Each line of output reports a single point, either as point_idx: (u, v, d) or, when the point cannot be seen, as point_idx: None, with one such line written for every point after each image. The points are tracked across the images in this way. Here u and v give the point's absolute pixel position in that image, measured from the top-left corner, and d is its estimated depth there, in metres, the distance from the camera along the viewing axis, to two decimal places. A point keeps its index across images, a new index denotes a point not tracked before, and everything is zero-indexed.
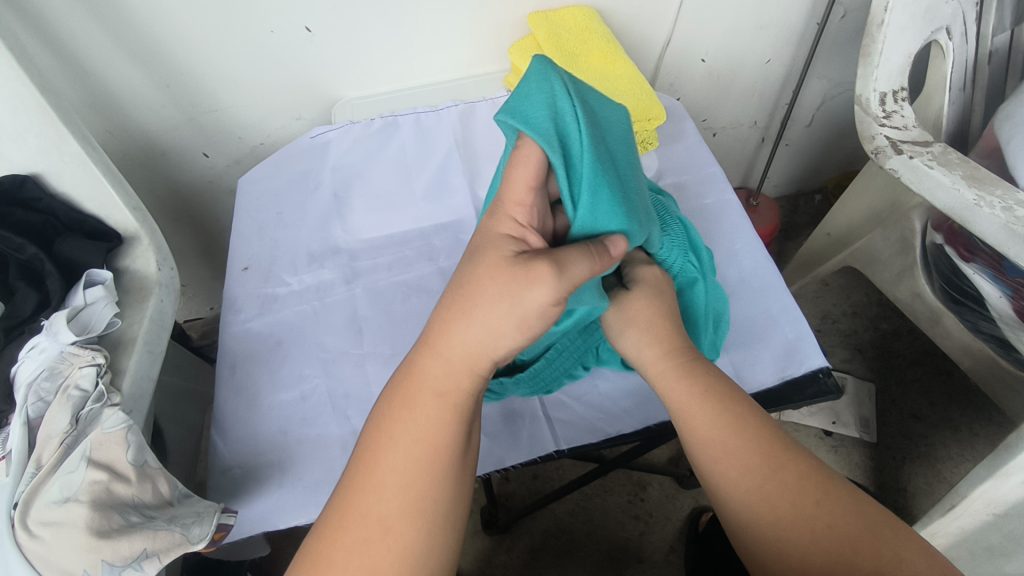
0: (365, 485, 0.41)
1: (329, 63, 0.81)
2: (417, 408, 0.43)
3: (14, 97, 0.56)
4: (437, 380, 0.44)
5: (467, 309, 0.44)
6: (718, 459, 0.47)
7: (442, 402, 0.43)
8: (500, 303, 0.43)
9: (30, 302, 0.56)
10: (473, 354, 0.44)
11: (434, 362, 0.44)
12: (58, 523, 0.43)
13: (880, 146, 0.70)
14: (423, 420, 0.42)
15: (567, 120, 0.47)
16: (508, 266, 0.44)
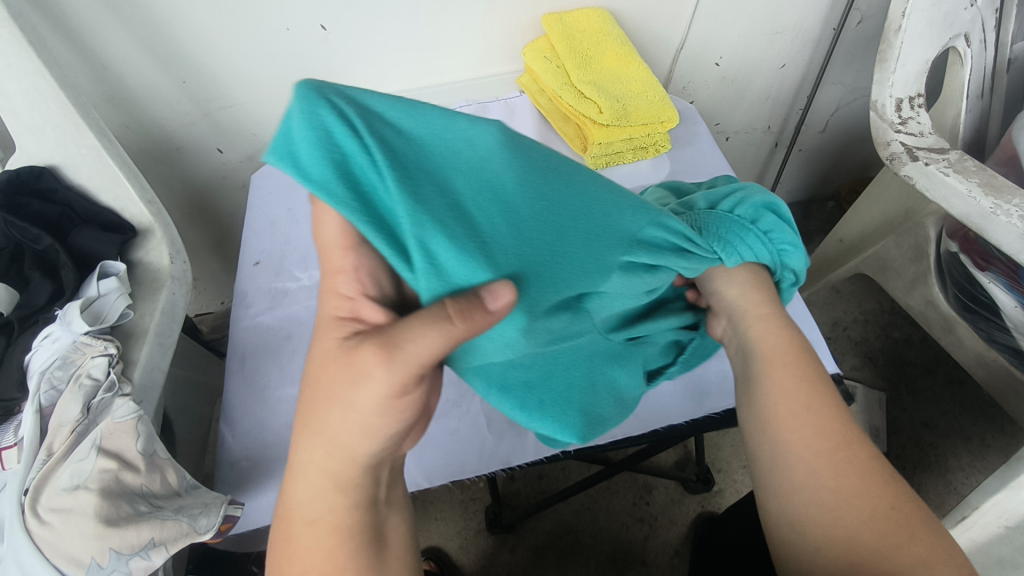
0: None
1: (343, 61, 0.81)
2: (297, 538, 0.40)
3: (33, 90, 0.58)
4: (308, 503, 0.40)
5: (307, 433, 0.41)
6: (798, 413, 0.45)
7: (317, 529, 0.40)
8: (335, 419, 0.39)
9: (44, 292, 0.56)
10: (325, 471, 0.40)
11: (300, 489, 0.41)
12: (67, 509, 0.43)
13: (895, 152, 0.70)
14: (300, 549, 0.40)
15: (357, 161, 0.34)
16: (337, 361, 0.39)
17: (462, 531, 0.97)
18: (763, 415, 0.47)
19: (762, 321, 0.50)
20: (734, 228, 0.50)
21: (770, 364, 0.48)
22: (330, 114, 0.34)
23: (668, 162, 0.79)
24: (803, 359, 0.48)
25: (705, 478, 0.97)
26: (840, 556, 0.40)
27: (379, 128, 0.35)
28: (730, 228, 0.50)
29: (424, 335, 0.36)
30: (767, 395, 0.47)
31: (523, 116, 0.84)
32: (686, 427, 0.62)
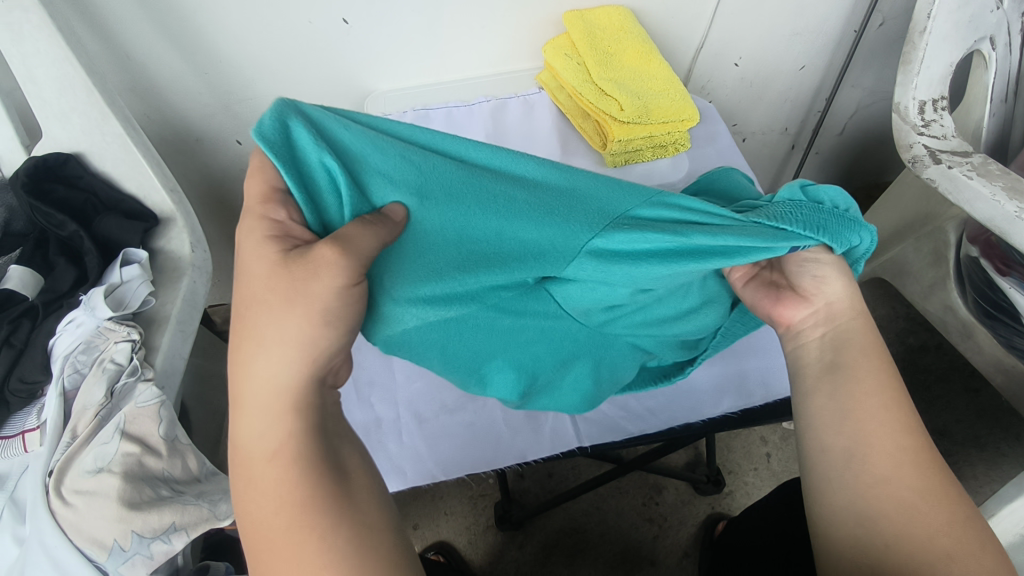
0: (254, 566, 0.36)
1: (363, 55, 0.81)
2: (256, 476, 0.37)
3: (61, 78, 0.59)
4: (261, 437, 0.37)
5: (244, 367, 0.38)
6: (887, 407, 0.43)
7: (278, 460, 0.36)
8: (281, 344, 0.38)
9: (68, 278, 0.57)
10: (273, 397, 0.38)
11: (252, 424, 0.38)
12: (91, 492, 0.44)
13: (918, 154, 0.69)
14: (256, 486, 0.36)
15: (319, 163, 0.42)
16: (275, 271, 0.38)
17: (470, 526, 0.98)
18: (847, 404, 0.44)
19: (853, 316, 0.49)
20: (814, 215, 0.45)
21: (858, 355, 0.46)
22: (295, 122, 0.42)
23: (687, 161, 0.79)
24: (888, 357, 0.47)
25: (715, 479, 0.97)
26: (918, 550, 0.38)
27: (338, 141, 0.43)
28: (828, 217, 0.45)
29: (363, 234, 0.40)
30: (855, 385, 0.45)
31: (542, 112, 0.84)
32: (703, 425, 0.61)
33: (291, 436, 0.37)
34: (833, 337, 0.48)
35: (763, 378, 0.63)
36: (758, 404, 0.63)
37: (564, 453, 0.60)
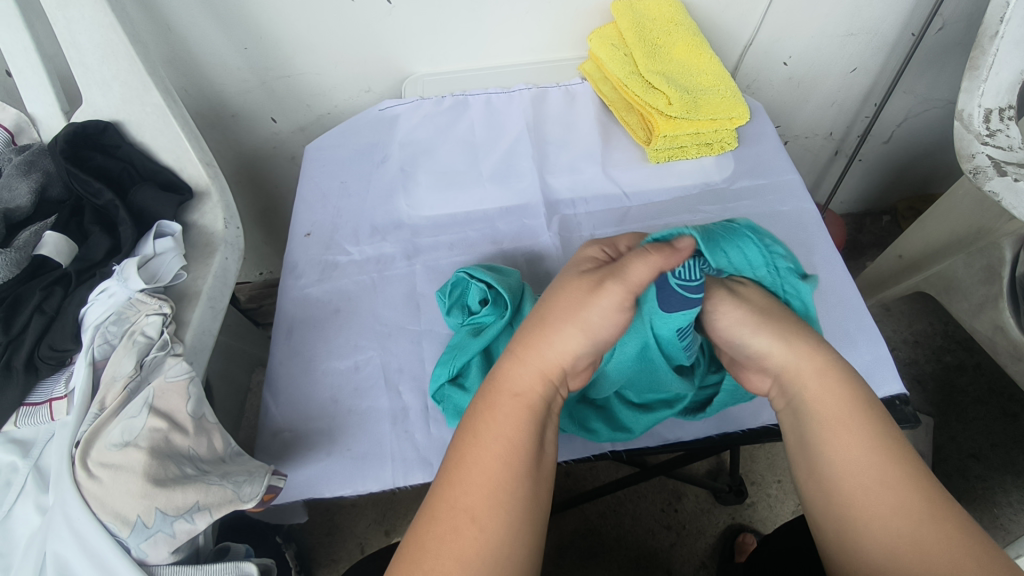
0: (446, 480, 0.40)
1: (404, 37, 0.80)
2: (494, 405, 0.43)
3: (104, 45, 0.58)
4: (518, 380, 0.44)
5: (539, 320, 0.47)
6: (871, 488, 0.40)
7: (519, 402, 0.43)
8: (568, 326, 0.46)
9: (102, 248, 0.56)
10: (545, 358, 0.45)
11: (513, 363, 0.45)
12: (116, 465, 0.43)
13: (980, 165, 0.66)
14: (491, 411, 0.42)
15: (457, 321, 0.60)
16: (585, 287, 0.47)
17: None
18: (823, 480, 0.42)
19: (817, 379, 0.46)
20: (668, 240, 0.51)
21: (828, 432, 0.43)
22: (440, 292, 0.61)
23: (732, 160, 0.77)
24: (867, 419, 0.43)
25: (737, 489, 0.94)
26: None
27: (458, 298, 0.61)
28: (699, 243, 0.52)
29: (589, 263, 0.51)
30: (832, 469, 0.42)
31: (584, 103, 0.82)
32: (742, 435, 0.60)
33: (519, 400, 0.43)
34: (800, 413, 0.46)
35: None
36: None
37: (596, 456, 0.59)
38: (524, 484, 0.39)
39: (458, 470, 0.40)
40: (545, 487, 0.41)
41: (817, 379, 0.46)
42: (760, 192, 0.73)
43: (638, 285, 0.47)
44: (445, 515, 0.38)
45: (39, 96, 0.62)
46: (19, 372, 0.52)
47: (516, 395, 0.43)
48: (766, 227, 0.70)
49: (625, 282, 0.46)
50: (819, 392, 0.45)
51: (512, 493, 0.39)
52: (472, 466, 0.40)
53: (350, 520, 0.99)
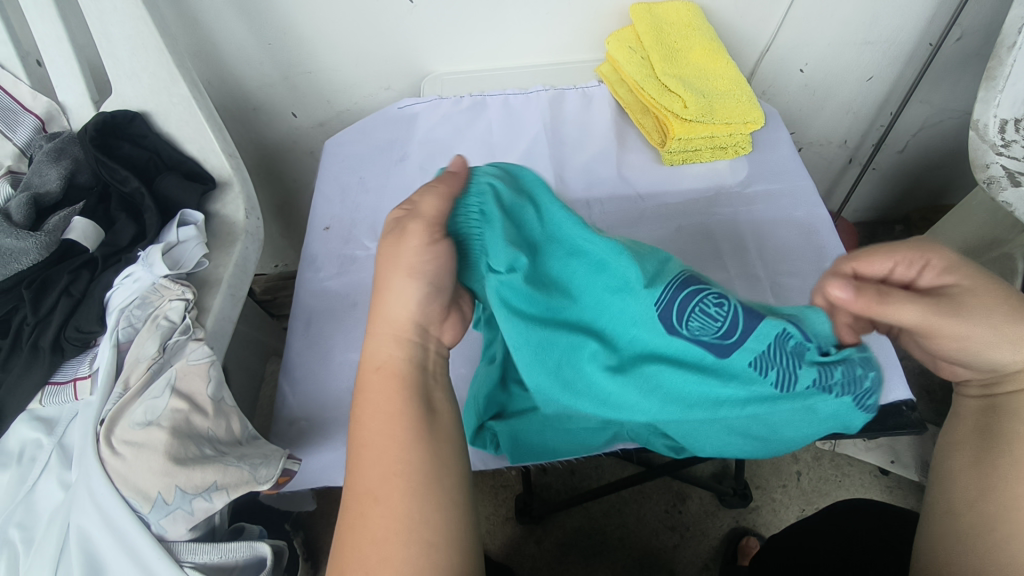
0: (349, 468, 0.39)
1: (424, 35, 0.81)
2: (365, 387, 0.41)
3: (136, 37, 0.60)
4: (376, 355, 0.42)
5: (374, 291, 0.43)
6: None
7: (381, 375, 0.41)
8: (393, 283, 0.42)
9: (128, 234, 0.58)
10: (391, 325, 0.42)
11: (371, 343, 0.43)
12: (139, 443, 0.44)
13: (993, 176, 0.70)
14: (366, 394, 0.41)
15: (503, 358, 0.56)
16: (386, 242, 0.44)
17: (490, 517, 0.98)
18: None
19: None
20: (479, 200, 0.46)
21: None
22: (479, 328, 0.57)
23: (746, 165, 0.77)
24: None
25: (742, 493, 0.94)
26: None
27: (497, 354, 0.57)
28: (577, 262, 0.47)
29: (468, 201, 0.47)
30: None
31: (600, 105, 0.82)
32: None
33: (389, 375, 0.41)
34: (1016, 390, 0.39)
35: None
36: None
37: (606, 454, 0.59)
38: (413, 448, 0.38)
39: (352, 460, 0.39)
40: (439, 443, 0.39)
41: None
42: (774, 198, 0.73)
43: (437, 218, 0.44)
44: (357, 500, 0.38)
45: (70, 85, 0.64)
46: (46, 352, 0.53)
47: (385, 369, 0.41)
48: (779, 233, 0.70)
49: (419, 219, 0.43)
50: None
51: (413, 460, 0.38)
52: (364, 449, 0.39)
53: None
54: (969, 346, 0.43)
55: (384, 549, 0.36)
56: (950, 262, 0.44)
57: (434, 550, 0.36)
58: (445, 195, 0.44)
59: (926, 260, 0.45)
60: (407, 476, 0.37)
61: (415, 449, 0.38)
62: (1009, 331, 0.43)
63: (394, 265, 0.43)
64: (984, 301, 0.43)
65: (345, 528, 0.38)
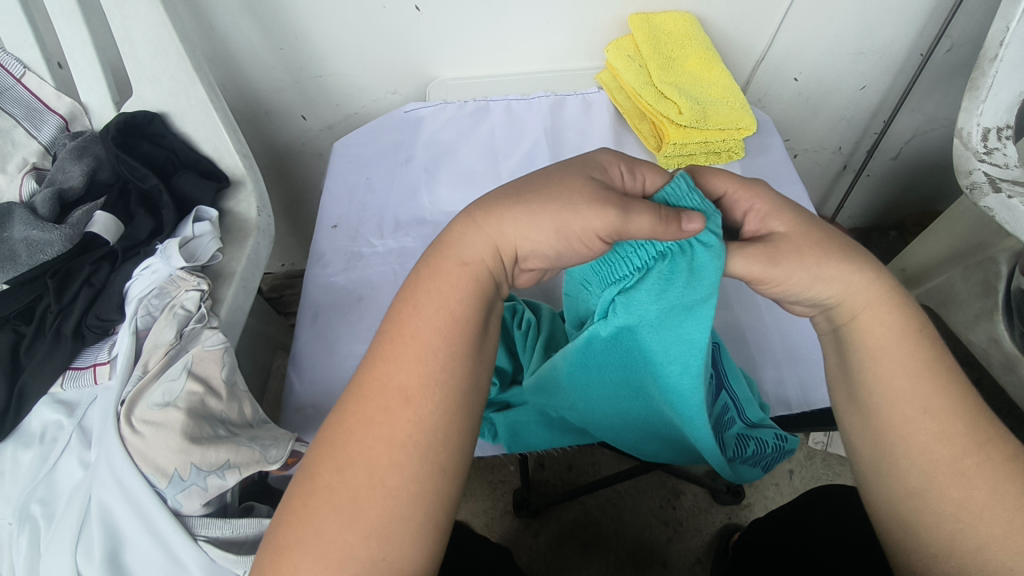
0: (388, 355, 0.39)
1: (431, 42, 0.84)
2: (442, 276, 0.41)
3: (156, 41, 0.63)
4: (470, 249, 0.42)
5: (526, 202, 0.41)
6: (912, 418, 0.39)
7: (464, 272, 0.41)
8: (542, 218, 0.41)
9: (146, 228, 0.61)
10: (507, 241, 0.42)
11: (472, 232, 0.42)
12: (158, 423, 0.47)
13: (977, 181, 0.69)
14: (440, 283, 0.41)
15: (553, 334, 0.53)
16: (580, 185, 0.41)
17: (488, 509, 1.01)
18: (873, 410, 0.41)
19: (870, 309, 0.42)
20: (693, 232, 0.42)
21: (875, 362, 0.41)
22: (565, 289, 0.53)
23: (739, 169, 0.80)
24: (921, 348, 0.41)
25: (735, 489, 0.97)
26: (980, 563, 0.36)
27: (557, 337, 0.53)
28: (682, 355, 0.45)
29: (653, 179, 0.45)
30: (878, 392, 0.41)
31: (599, 111, 0.85)
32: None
33: (461, 282, 0.41)
34: (842, 338, 0.44)
35: (802, 390, 0.62)
36: (794, 414, 0.61)
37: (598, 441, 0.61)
38: (463, 365, 0.39)
39: (389, 351, 0.39)
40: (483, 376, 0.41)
41: (868, 308, 0.42)
42: None
43: (621, 233, 0.40)
44: (375, 396, 0.38)
45: (93, 87, 0.67)
46: (69, 339, 0.56)
47: (465, 270, 0.42)
48: None
49: (640, 206, 0.40)
50: (873, 315, 0.42)
51: (448, 378, 0.38)
52: (405, 345, 0.39)
53: None
54: (788, 291, 0.43)
55: (389, 455, 0.36)
56: (773, 208, 0.45)
57: (441, 474, 0.37)
58: (655, 229, 0.40)
59: (755, 203, 0.46)
60: (436, 390, 0.38)
61: (454, 367, 0.39)
62: (827, 275, 0.42)
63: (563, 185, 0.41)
64: (806, 237, 0.43)
65: (351, 417, 0.38)
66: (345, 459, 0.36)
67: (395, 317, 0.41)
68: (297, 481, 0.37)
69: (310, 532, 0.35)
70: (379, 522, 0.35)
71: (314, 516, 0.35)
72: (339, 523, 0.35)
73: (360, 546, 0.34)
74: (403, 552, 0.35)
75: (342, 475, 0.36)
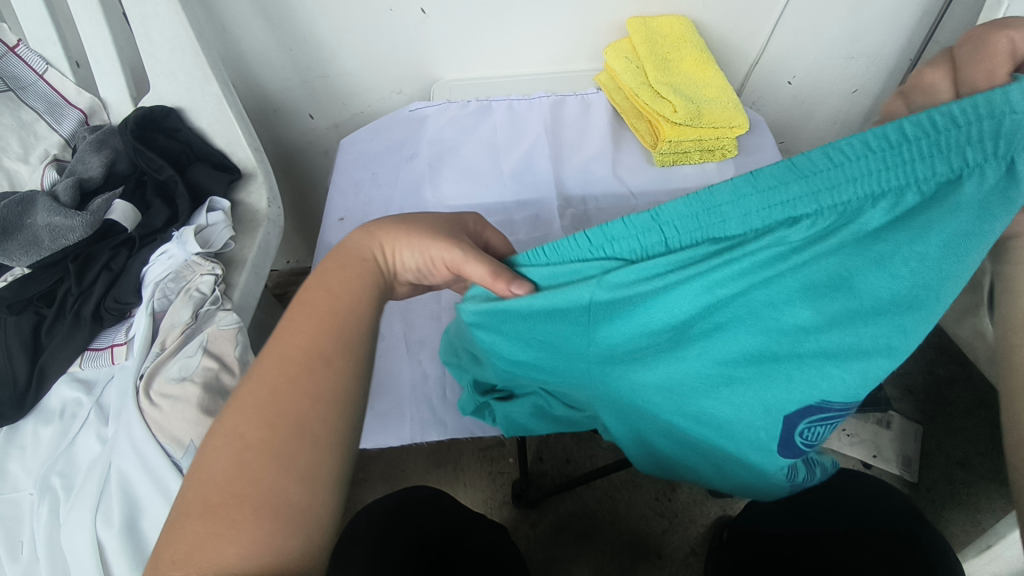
0: (291, 327, 0.42)
1: (435, 43, 0.87)
2: (344, 268, 0.46)
3: (173, 40, 0.65)
4: (366, 248, 0.48)
5: (409, 228, 0.49)
6: None
7: (364, 264, 0.47)
8: (416, 242, 0.48)
9: (161, 217, 0.64)
10: (388, 250, 0.48)
11: (363, 237, 0.49)
12: (175, 397, 0.50)
13: None
14: (342, 272, 0.46)
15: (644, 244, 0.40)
16: (448, 231, 0.49)
17: (488, 499, 1.03)
18: None
19: None
20: (926, 169, 0.36)
21: None
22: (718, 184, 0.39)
23: (733, 167, 0.83)
24: None
25: None
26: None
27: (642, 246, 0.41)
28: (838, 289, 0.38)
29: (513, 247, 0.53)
30: None
31: (598, 110, 0.88)
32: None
33: (361, 273, 0.46)
34: None
35: None
36: None
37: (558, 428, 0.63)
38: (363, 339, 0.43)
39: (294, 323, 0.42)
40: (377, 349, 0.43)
41: None
42: None
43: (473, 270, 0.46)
44: (296, 357, 0.40)
45: (112, 83, 0.70)
46: (88, 321, 0.59)
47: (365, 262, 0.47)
48: None
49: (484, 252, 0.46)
50: None
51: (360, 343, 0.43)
52: (317, 316, 0.42)
53: (359, 492, 1.04)
54: None
55: (316, 407, 0.38)
56: None
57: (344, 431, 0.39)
58: (489, 279, 0.45)
59: None
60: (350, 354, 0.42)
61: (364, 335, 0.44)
62: None
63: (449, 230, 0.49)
64: None
65: (271, 379, 0.39)
66: (272, 414, 0.37)
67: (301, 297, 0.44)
68: (214, 446, 0.37)
69: (243, 484, 0.35)
70: (313, 470, 0.37)
71: (241, 469, 0.35)
72: (273, 473, 0.35)
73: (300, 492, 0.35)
74: (326, 499, 0.37)
75: (272, 431, 0.37)
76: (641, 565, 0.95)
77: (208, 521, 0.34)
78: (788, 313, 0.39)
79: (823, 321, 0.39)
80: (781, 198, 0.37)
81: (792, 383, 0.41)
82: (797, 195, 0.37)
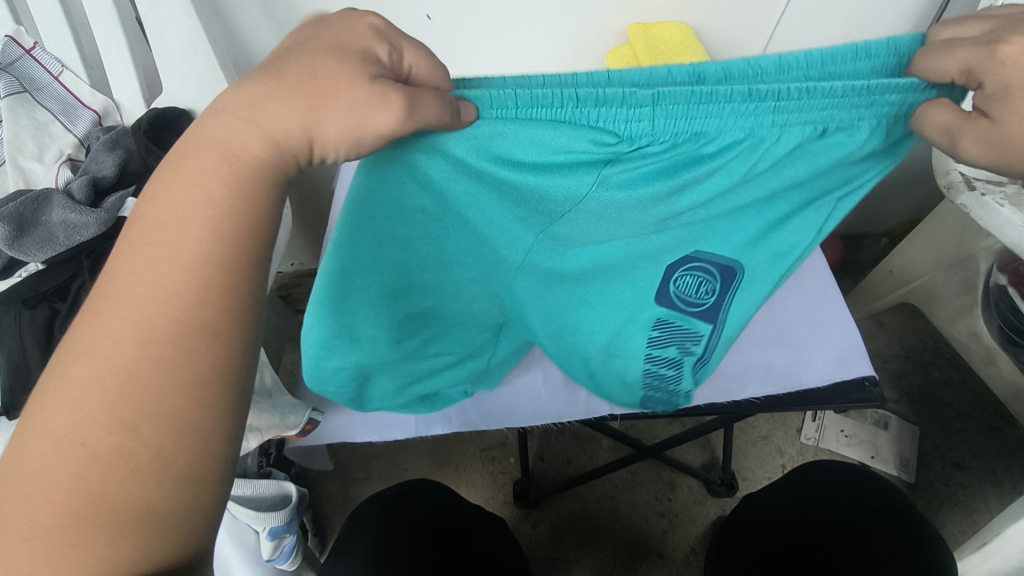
0: (153, 270, 0.28)
1: (440, 48, 0.89)
2: (191, 178, 0.30)
3: (187, 44, 0.68)
4: (211, 136, 0.31)
5: (276, 86, 0.31)
6: None
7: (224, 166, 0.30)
8: (294, 107, 0.31)
9: None
10: (254, 126, 0.31)
11: (206, 121, 0.31)
12: None
13: (953, 180, 0.66)
14: (196, 186, 0.30)
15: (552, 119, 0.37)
16: (338, 67, 0.32)
17: (489, 499, 1.04)
18: None
19: None
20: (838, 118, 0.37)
21: None
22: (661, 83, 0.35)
23: None
24: None
25: (729, 483, 0.99)
26: None
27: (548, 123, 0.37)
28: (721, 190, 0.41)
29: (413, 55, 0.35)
30: None
31: None
32: (729, 406, 0.63)
33: (222, 202, 0.30)
34: None
35: (787, 366, 0.64)
36: (781, 393, 0.62)
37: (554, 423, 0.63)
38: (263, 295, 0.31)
39: (127, 280, 0.28)
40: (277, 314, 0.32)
41: None
42: None
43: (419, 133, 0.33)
44: (157, 334, 0.27)
45: (126, 85, 0.71)
46: None
47: (215, 178, 0.30)
48: None
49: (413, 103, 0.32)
50: None
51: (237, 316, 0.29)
52: (179, 272, 0.28)
53: (362, 491, 1.05)
54: None
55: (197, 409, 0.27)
56: None
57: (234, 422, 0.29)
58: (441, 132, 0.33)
59: None
60: (237, 329, 0.29)
61: (238, 300, 0.29)
62: None
63: (282, 119, 0.31)
64: None
65: (121, 361, 0.26)
66: (139, 413, 0.26)
67: (152, 231, 0.29)
68: (43, 448, 0.25)
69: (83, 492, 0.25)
70: (193, 482, 0.27)
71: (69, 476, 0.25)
72: (138, 487, 0.25)
73: (196, 511, 0.26)
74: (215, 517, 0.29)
75: (139, 435, 0.26)
76: (641, 565, 0.96)
77: (28, 548, 0.24)
78: (670, 198, 0.42)
79: (719, 204, 0.43)
80: (702, 105, 0.36)
81: (677, 243, 0.46)
82: (716, 103, 0.36)
